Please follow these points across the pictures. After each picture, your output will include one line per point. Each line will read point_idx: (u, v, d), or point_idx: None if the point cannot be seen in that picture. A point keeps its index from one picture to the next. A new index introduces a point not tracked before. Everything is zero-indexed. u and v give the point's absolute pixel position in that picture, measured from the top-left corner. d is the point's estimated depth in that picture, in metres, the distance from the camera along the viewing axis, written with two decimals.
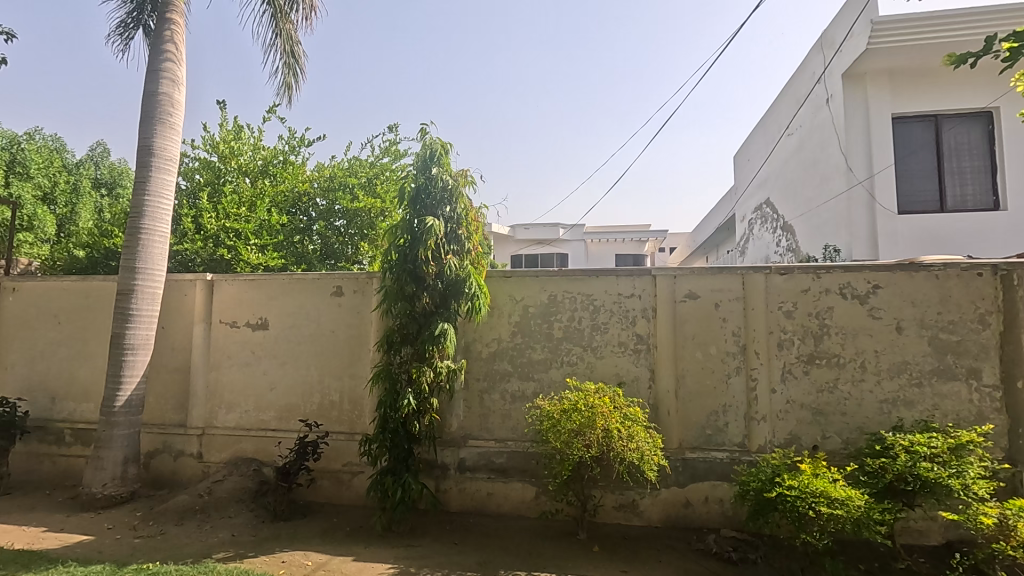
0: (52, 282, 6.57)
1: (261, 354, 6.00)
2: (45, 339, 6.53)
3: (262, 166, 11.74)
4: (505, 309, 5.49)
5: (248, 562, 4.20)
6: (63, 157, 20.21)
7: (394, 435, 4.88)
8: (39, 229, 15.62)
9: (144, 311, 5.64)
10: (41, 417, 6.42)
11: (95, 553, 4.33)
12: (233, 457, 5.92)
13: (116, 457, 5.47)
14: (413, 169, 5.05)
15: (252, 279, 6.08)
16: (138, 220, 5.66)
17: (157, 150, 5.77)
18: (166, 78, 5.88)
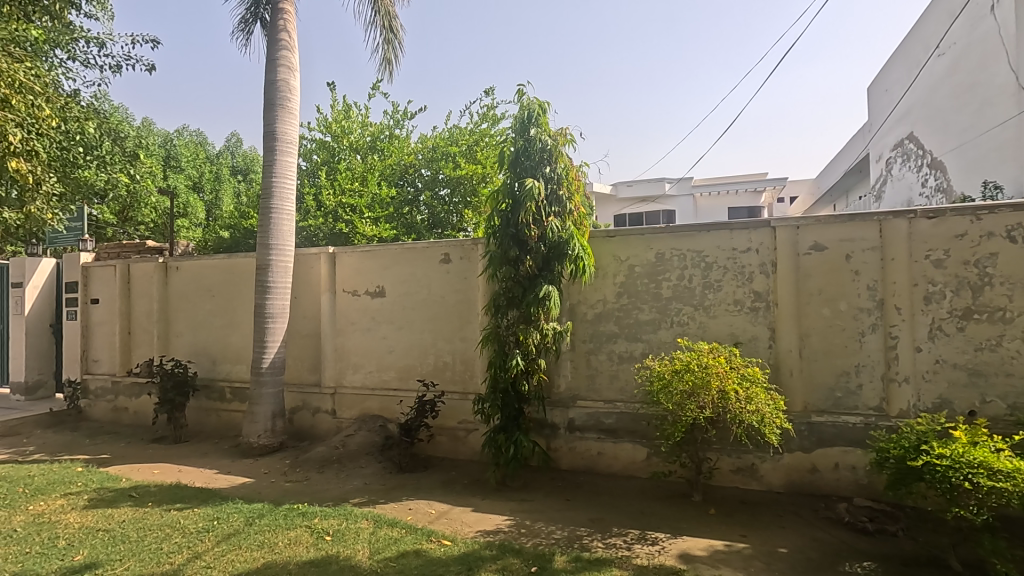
0: (205, 260, 7.49)
1: (380, 320, 6.44)
2: (203, 311, 7.50)
3: (370, 141, 12.58)
4: (610, 269, 5.38)
5: (380, 508, 4.62)
6: (206, 150, 22.84)
7: (505, 395, 5.04)
8: (193, 215, 17.75)
9: (279, 283, 6.24)
10: (207, 377, 7.45)
11: (256, 493, 5.00)
12: (361, 414, 6.47)
13: (266, 412, 6.22)
14: (512, 133, 5.04)
15: (368, 250, 6.49)
16: (269, 200, 6.24)
17: (279, 134, 6.27)
18: (283, 66, 6.31)
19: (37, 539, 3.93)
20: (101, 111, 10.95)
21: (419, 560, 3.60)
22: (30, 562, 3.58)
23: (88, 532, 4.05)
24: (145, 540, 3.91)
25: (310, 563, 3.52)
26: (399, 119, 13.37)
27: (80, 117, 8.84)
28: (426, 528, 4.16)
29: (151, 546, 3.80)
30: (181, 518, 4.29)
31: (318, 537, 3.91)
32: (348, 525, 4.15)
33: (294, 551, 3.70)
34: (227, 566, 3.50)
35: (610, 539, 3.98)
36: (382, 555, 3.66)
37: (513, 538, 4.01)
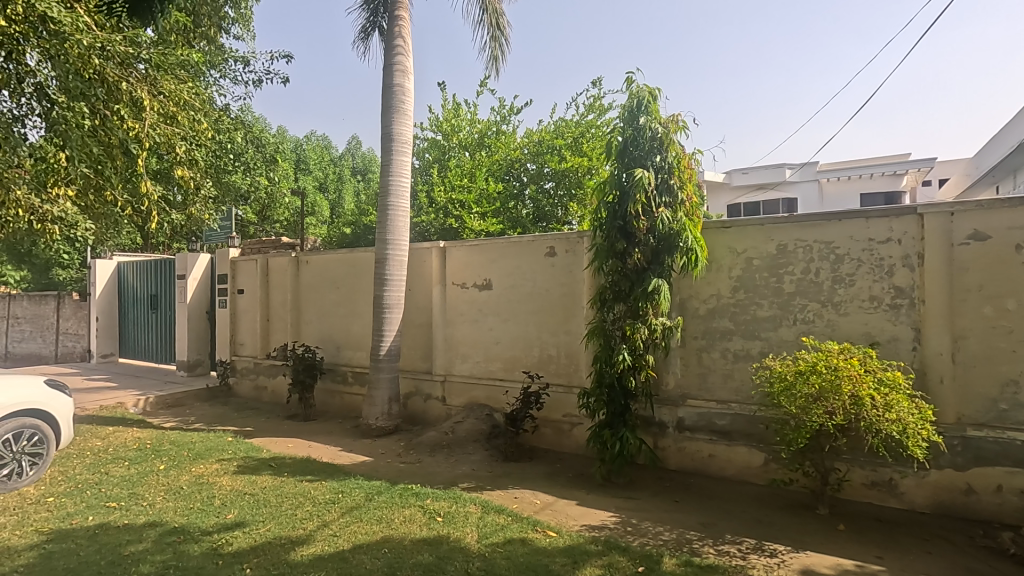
0: (330, 255, 8.15)
1: (487, 312, 6.61)
2: (328, 301, 8.18)
3: (478, 139, 13.08)
4: (724, 262, 5.08)
5: (487, 494, 4.77)
6: (330, 153, 24.84)
7: (611, 390, 4.96)
8: (319, 212, 19.40)
9: (395, 276, 6.63)
10: (332, 362, 8.12)
11: (374, 471, 5.37)
12: (469, 402, 6.71)
13: (384, 396, 6.65)
14: (620, 122, 4.92)
15: (476, 244, 6.68)
16: (386, 198, 6.64)
17: (396, 135, 6.64)
18: (399, 70, 6.65)
19: (198, 497, 4.53)
20: (246, 121, 12.29)
21: (525, 548, 3.66)
22: (194, 516, 4.13)
23: (237, 495, 4.59)
24: (282, 505, 4.35)
25: (423, 542, 3.72)
26: (506, 115, 13.71)
27: (229, 128, 9.97)
28: (531, 517, 4.22)
29: (287, 511, 4.23)
30: (311, 489, 4.73)
31: (430, 517, 4.12)
32: (457, 508, 4.33)
33: (409, 528, 3.93)
34: (351, 536, 3.80)
35: (723, 546, 3.78)
36: (490, 540, 3.77)
37: (619, 535, 3.95)
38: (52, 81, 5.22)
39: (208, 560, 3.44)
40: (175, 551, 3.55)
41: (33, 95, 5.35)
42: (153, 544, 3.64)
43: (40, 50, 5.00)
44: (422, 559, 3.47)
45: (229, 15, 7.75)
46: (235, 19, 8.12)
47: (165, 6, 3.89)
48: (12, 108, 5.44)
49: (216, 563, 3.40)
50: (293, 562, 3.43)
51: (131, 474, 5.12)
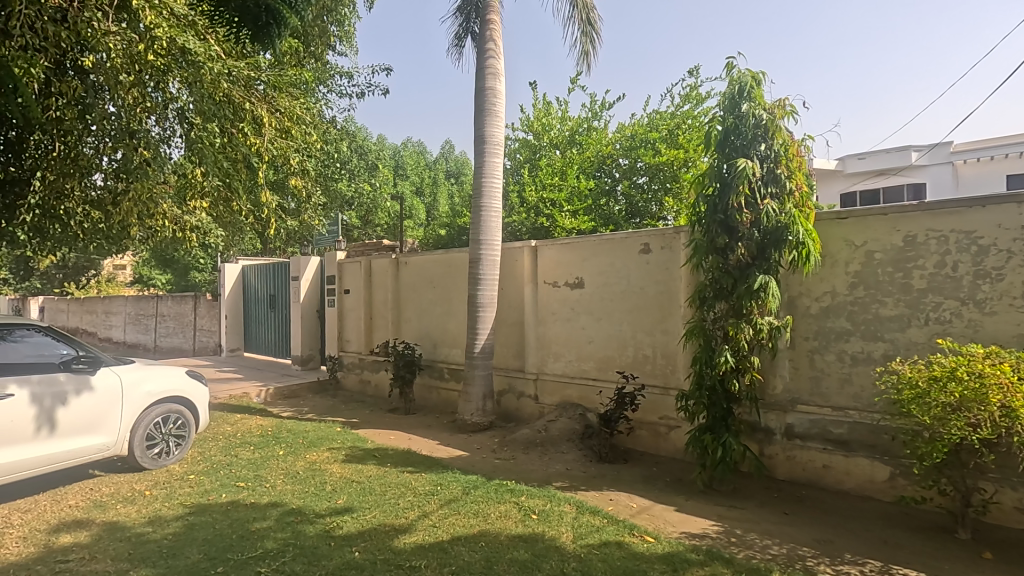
0: (427, 256, 8.49)
1: (580, 310, 6.56)
2: (426, 300, 8.52)
3: (569, 136, 13.44)
4: (840, 256, 4.66)
5: (581, 494, 4.72)
6: (426, 158, 26.03)
7: (712, 393, 4.72)
8: (417, 216, 20.32)
9: (488, 275, 6.76)
10: (430, 358, 8.46)
11: (470, 465, 5.52)
12: (562, 401, 6.69)
13: (478, 393, 6.81)
14: (720, 111, 4.68)
15: (568, 242, 6.64)
16: (480, 199, 6.79)
17: (488, 137, 6.77)
18: (490, 73, 6.77)
19: (313, 481, 4.91)
20: (350, 132, 13.12)
21: (621, 552, 3.58)
22: (309, 499, 4.48)
23: (346, 482, 4.91)
24: (386, 494, 4.59)
25: (519, 538, 3.76)
26: (598, 110, 13.80)
27: (336, 139, 10.72)
28: (628, 521, 4.12)
29: (391, 500, 4.46)
30: (412, 480, 4.95)
31: (525, 514, 4.16)
32: (552, 506, 4.33)
33: (505, 524, 3.99)
34: (449, 527, 3.93)
35: (842, 566, 3.47)
36: (585, 541, 3.73)
37: (722, 545, 3.75)
38: (188, 103, 5.75)
39: (322, 541, 3.70)
40: (294, 531, 3.87)
41: (174, 117, 5.97)
42: (275, 523, 3.99)
43: (180, 79, 5.56)
44: (519, 555, 3.50)
45: (335, 33, 8.27)
46: (341, 36, 8.64)
47: (282, 34, 4.09)
48: (160, 130, 6.04)
49: (329, 544, 3.65)
50: (397, 548, 3.60)
51: (256, 458, 5.64)
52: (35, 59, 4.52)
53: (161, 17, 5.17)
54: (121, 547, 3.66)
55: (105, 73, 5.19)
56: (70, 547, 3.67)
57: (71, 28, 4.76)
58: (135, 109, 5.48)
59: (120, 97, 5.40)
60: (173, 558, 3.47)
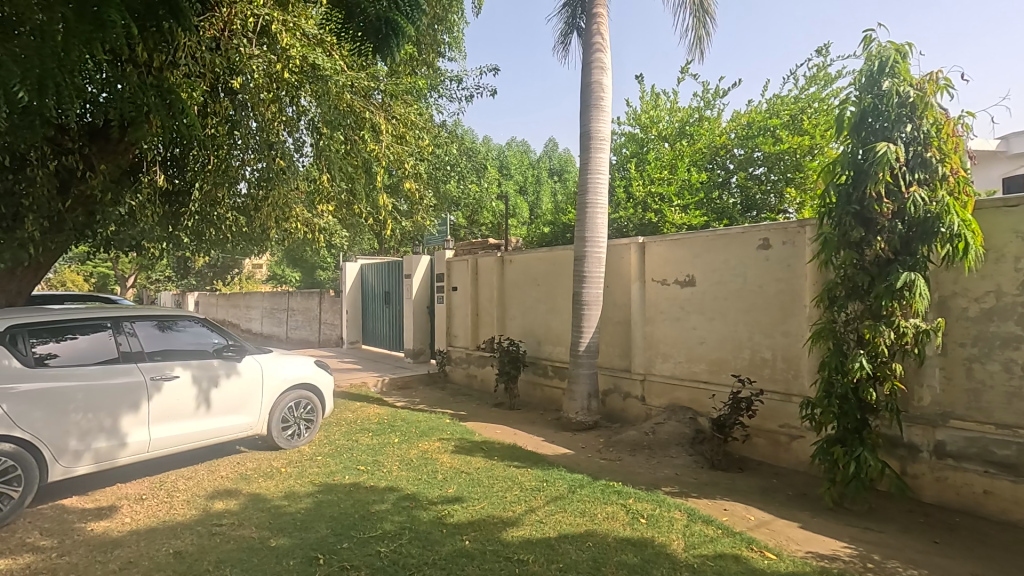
0: (531, 253, 8.57)
1: (690, 310, 6.27)
2: (530, 297, 8.61)
3: (679, 128, 13.22)
4: (1007, 251, 4.03)
5: (693, 502, 4.51)
6: (530, 158, 26.46)
7: (843, 402, 4.29)
8: (521, 214, 20.65)
9: (593, 272, 6.67)
10: (534, 355, 8.54)
11: (576, 464, 5.49)
12: (671, 404, 6.44)
13: (583, 391, 6.75)
14: (855, 91, 4.24)
15: (678, 238, 6.37)
16: (585, 196, 6.72)
17: (593, 133, 6.68)
18: (596, 67, 6.67)
19: (425, 469, 5.15)
20: (459, 134, 13.61)
21: (739, 566, 3.37)
22: (422, 486, 4.71)
23: (455, 472, 5.10)
24: (493, 487, 4.70)
25: (627, 541, 3.67)
26: (711, 99, 13.28)
27: (446, 142, 11.20)
28: (745, 533, 3.87)
29: (498, 492, 4.56)
30: (518, 474, 5.03)
31: (633, 518, 4.05)
32: (661, 512, 4.18)
33: (612, 526, 3.91)
34: (556, 525, 3.93)
35: None
36: (698, 551, 3.56)
37: (857, 570, 3.39)
38: (315, 115, 6.22)
39: (435, 527, 3.87)
40: (410, 515, 4.09)
41: (305, 127, 6.47)
42: (392, 506, 4.24)
43: (309, 93, 6.02)
44: (628, 559, 3.42)
45: (447, 40, 8.62)
46: (451, 42, 8.99)
47: (401, 44, 4.44)
48: (293, 142, 6.61)
49: (441, 531, 3.81)
50: (505, 541, 3.67)
51: (375, 444, 6.05)
52: (195, 83, 5.21)
53: (295, 38, 5.66)
54: (263, 516, 4.09)
55: (251, 91, 5.75)
56: (223, 512, 4.17)
57: (223, 55, 5.52)
58: (272, 122, 6.03)
59: (261, 114, 5.96)
60: (306, 531, 3.82)
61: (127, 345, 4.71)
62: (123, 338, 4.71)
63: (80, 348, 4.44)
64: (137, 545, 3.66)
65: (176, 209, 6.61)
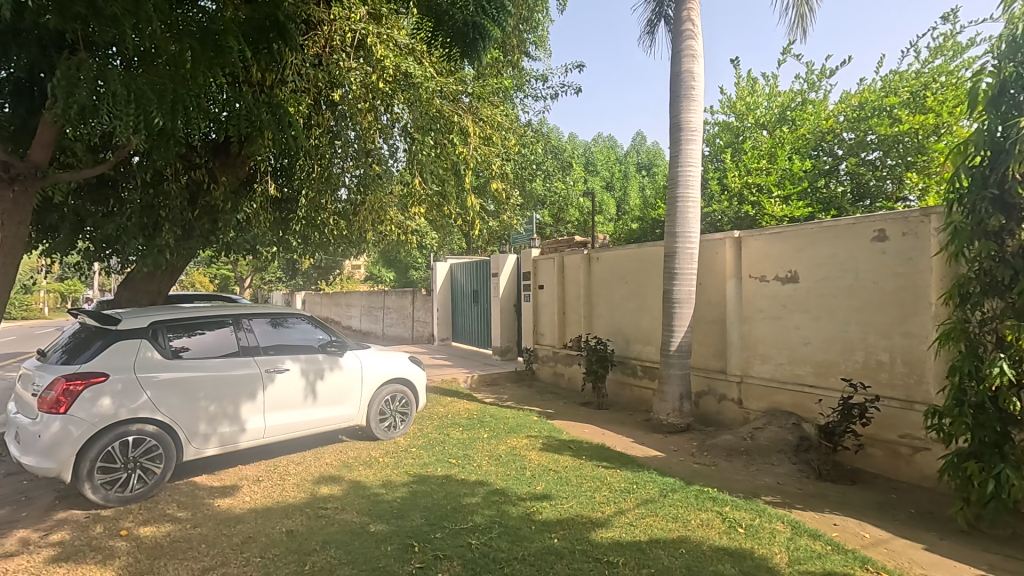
0: (619, 251, 8.42)
1: (793, 308, 5.85)
2: (618, 295, 8.44)
3: (779, 113, 12.43)
4: None
5: (797, 514, 4.21)
6: (616, 153, 26.02)
7: (978, 412, 3.81)
8: (607, 211, 20.35)
9: (684, 269, 6.41)
10: (622, 354, 8.37)
11: (667, 467, 5.31)
12: (771, 408, 6.05)
13: (675, 393, 6.51)
14: (992, 60, 3.74)
15: (778, 231, 5.97)
16: (675, 189, 6.47)
17: (683, 124, 6.42)
18: (687, 55, 6.40)
19: (514, 465, 5.22)
20: (544, 133, 13.63)
21: None
22: (511, 482, 4.78)
23: (543, 469, 5.12)
24: (582, 486, 4.67)
25: (724, 551, 3.50)
26: (816, 79, 12.33)
27: (532, 141, 11.28)
28: (859, 552, 3.55)
29: (587, 492, 4.52)
30: (607, 475, 4.96)
31: (731, 526, 3.85)
32: (762, 522, 3.94)
33: (707, 533, 3.75)
34: (646, 528, 3.83)
35: None
36: (803, 567, 3.31)
37: None
38: (408, 121, 6.50)
39: (524, 523, 3.91)
40: (499, 510, 4.16)
41: (399, 133, 6.77)
42: (482, 500, 4.34)
43: (402, 101, 6.31)
44: (725, 569, 3.26)
45: (532, 40, 8.68)
46: (536, 42, 9.04)
47: (488, 47, 4.65)
48: (387, 148, 6.92)
49: (530, 527, 3.84)
50: (595, 541, 3.63)
51: (465, 438, 6.22)
52: (281, 90, 5.44)
53: (388, 49, 5.92)
54: (362, 503, 4.34)
55: (349, 103, 6.15)
56: (328, 497, 4.47)
57: (325, 70, 5.96)
58: (368, 131, 6.41)
59: (359, 123, 6.35)
60: (402, 518, 4.00)
61: (245, 339, 5.19)
62: (242, 334, 5.19)
63: (207, 343, 4.96)
64: (255, 522, 4.03)
65: (285, 215, 7.21)
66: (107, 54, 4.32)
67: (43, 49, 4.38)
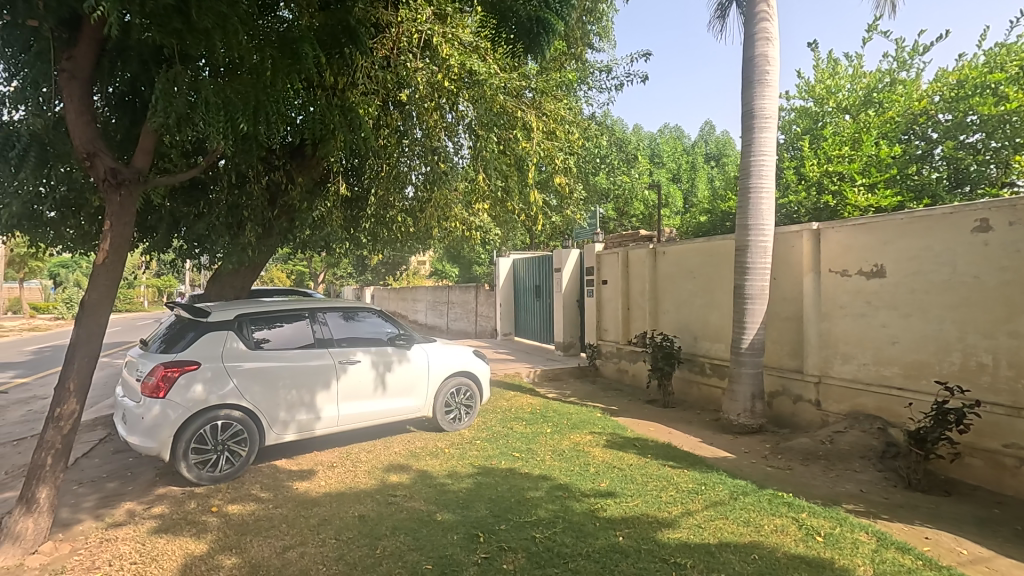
0: (686, 245, 8.16)
1: (879, 304, 5.46)
2: (685, 290, 8.19)
3: (864, 96, 11.68)
4: None
5: (883, 525, 3.93)
6: (683, 143, 25.26)
7: None
8: (673, 203, 19.81)
9: (757, 263, 6.12)
10: (689, 351, 8.12)
11: (738, 469, 5.11)
12: (853, 411, 5.68)
13: (746, 392, 6.24)
14: None
15: (863, 222, 5.58)
16: (748, 180, 6.18)
17: (757, 111, 6.11)
18: (761, 38, 6.10)
19: (577, 461, 5.20)
20: (608, 125, 13.41)
21: None
22: (574, 478, 4.76)
23: (608, 466, 5.07)
24: (648, 485, 4.58)
25: (801, 559, 3.33)
26: (907, 57, 11.44)
27: (596, 134, 11.13)
28: (955, 569, 3.28)
29: (652, 492, 4.43)
30: (674, 475, 4.84)
31: (808, 534, 3.66)
32: (843, 532, 3.71)
33: (782, 540, 3.58)
34: (716, 531, 3.71)
35: None
36: None
37: None
38: (472, 118, 6.57)
39: (588, 519, 3.89)
40: (563, 505, 4.16)
41: (463, 131, 6.88)
42: (546, 495, 4.35)
43: (466, 98, 6.38)
44: None
45: (596, 31, 8.56)
46: (601, 33, 8.91)
47: (551, 41, 4.60)
48: (452, 146, 7.05)
49: (594, 524, 3.82)
50: (662, 542, 3.55)
51: (528, 432, 6.26)
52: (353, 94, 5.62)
53: (453, 47, 6.02)
54: (430, 492, 4.47)
55: (416, 101, 6.28)
56: (397, 485, 4.64)
57: (393, 71, 6.13)
58: (434, 129, 6.54)
59: (425, 122, 6.51)
60: (467, 509, 4.09)
61: (320, 332, 5.46)
62: (317, 326, 5.46)
63: (285, 335, 5.26)
64: (330, 505, 4.24)
65: (356, 213, 7.49)
66: (199, 66, 4.65)
67: (143, 64, 4.78)
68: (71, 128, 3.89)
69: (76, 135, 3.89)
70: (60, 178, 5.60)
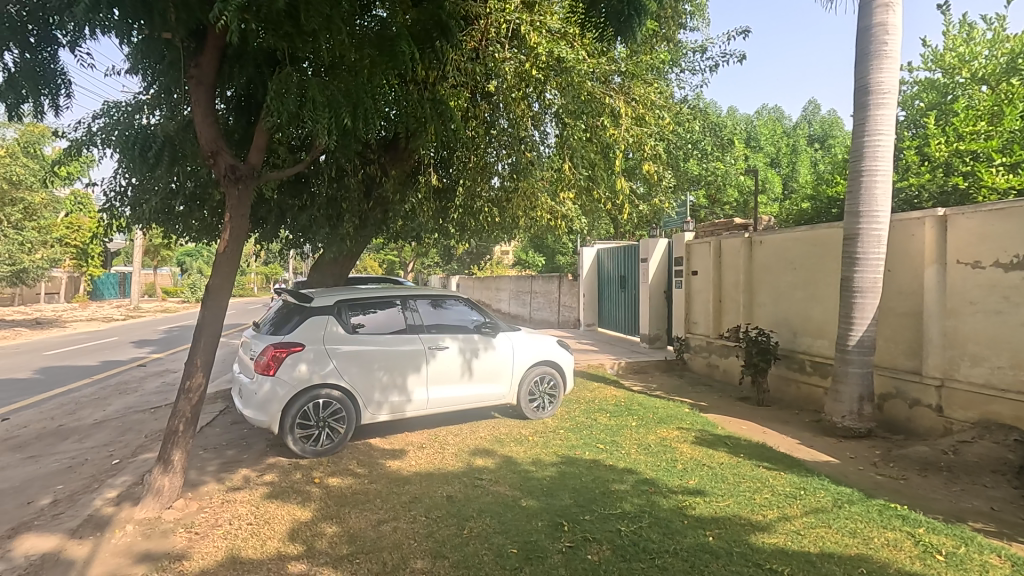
0: (787, 233, 7.64)
1: (1019, 300, 4.82)
2: (784, 282, 7.68)
3: (1005, 64, 10.38)
4: None
5: (1020, 549, 3.49)
6: (783, 125, 23.64)
7: None
8: (772, 189, 18.63)
9: (870, 253, 5.60)
10: (788, 347, 7.61)
11: (842, 475, 4.74)
12: (984, 419, 5.07)
13: (853, 393, 5.76)
14: None
15: (1000, 207, 4.93)
16: (860, 162, 5.65)
17: (873, 86, 5.56)
18: (879, 5, 5.53)
19: (664, 456, 5.06)
20: (701, 108, 12.78)
21: None
22: (661, 473, 4.64)
23: (696, 463, 4.89)
24: (740, 485, 4.37)
25: None
26: None
27: (688, 119, 10.68)
28: None
29: (745, 493, 4.22)
30: (769, 477, 4.57)
31: (926, 551, 3.33)
32: (969, 552, 3.33)
33: (895, 555, 3.28)
34: (817, 540, 3.47)
35: None
36: None
37: None
38: (559, 106, 6.52)
39: (676, 516, 3.78)
40: (649, 500, 4.07)
41: (550, 119, 6.84)
42: (631, 488, 4.28)
43: (553, 86, 6.33)
44: None
45: (690, 10, 8.19)
46: (694, 12, 8.50)
47: (643, 22, 4.47)
48: (539, 135, 7.04)
49: (682, 521, 3.70)
50: (756, 545, 3.38)
51: (612, 424, 6.18)
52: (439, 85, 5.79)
53: (541, 35, 6.00)
54: (514, 477, 4.55)
55: (503, 91, 6.34)
56: (483, 469, 4.76)
57: (482, 63, 6.20)
58: (521, 119, 6.57)
59: (513, 112, 6.55)
60: (551, 496, 4.12)
61: (411, 318, 5.69)
62: (409, 313, 5.70)
63: (379, 320, 5.54)
64: (421, 484, 4.44)
65: (445, 204, 7.70)
66: (305, 67, 4.97)
67: (258, 69, 5.17)
68: (198, 129, 4.29)
69: (202, 136, 4.29)
70: (187, 175, 6.22)
